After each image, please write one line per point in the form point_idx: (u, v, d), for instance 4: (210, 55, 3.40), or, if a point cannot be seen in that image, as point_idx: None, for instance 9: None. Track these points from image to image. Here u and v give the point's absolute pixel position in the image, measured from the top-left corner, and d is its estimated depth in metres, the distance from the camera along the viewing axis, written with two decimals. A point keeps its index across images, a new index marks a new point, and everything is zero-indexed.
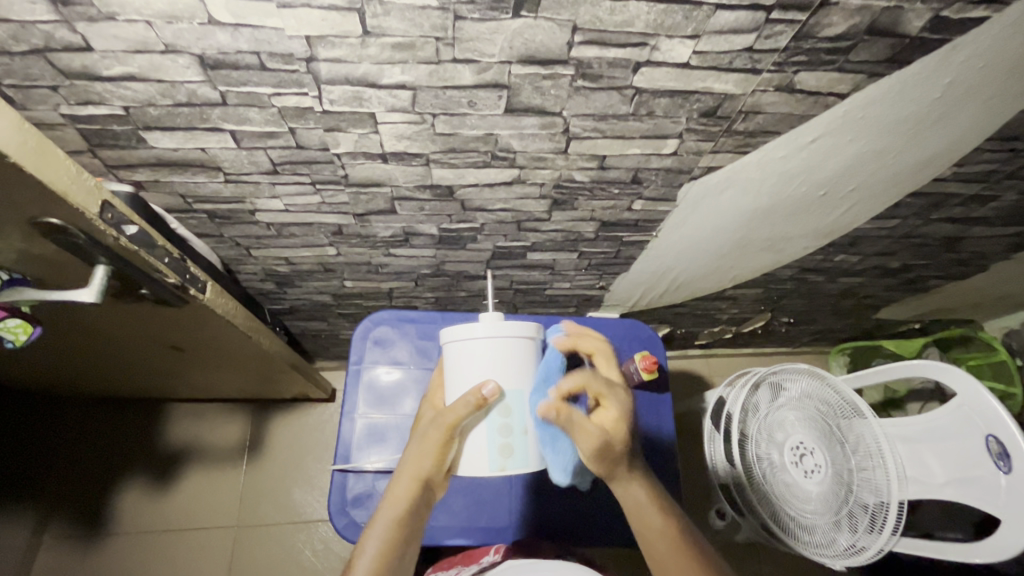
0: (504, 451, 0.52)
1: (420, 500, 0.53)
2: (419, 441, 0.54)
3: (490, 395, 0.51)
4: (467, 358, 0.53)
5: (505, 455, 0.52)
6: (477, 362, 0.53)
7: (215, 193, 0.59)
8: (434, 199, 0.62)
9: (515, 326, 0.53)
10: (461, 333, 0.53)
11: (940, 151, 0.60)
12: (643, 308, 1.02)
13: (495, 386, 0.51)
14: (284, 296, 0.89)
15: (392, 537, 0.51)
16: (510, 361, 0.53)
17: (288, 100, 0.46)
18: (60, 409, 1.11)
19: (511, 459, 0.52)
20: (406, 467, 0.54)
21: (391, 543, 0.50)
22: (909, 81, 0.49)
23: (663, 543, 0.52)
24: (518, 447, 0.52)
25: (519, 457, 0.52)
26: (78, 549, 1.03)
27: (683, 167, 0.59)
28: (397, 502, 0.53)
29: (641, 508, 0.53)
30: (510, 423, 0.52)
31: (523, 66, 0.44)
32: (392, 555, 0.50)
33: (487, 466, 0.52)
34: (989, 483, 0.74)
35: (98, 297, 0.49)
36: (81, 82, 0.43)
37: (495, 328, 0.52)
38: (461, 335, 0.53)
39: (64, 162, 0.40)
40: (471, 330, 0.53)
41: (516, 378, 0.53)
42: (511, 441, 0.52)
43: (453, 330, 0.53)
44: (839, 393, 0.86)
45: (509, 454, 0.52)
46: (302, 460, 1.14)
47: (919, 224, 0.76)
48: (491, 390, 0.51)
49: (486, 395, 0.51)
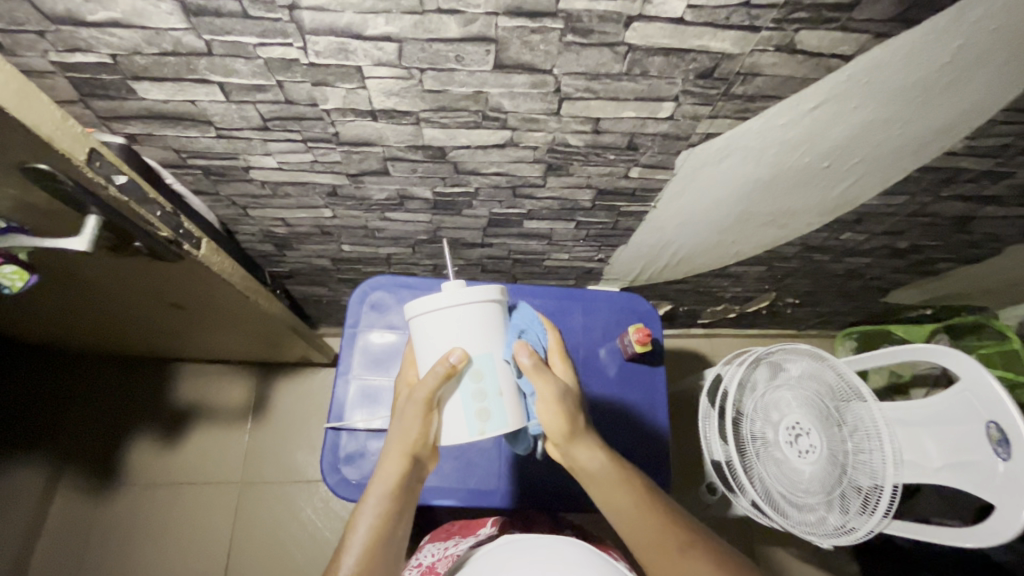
0: (481, 416, 0.54)
1: (410, 473, 0.55)
2: (401, 418, 0.55)
3: (458, 361, 0.52)
4: (436, 328, 0.54)
5: (482, 420, 0.54)
6: (444, 332, 0.54)
7: (208, 148, 0.59)
8: (427, 160, 0.62)
9: (476, 291, 0.53)
10: (425, 306, 0.53)
11: (949, 122, 0.57)
12: (642, 283, 1.01)
13: (462, 352, 0.53)
14: (284, 259, 0.90)
15: (384, 514, 0.52)
16: (476, 327, 0.54)
17: (273, 51, 0.46)
18: (74, 366, 1.15)
19: (489, 422, 0.53)
20: (394, 443, 0.55)
21: (383, 520, 0.52)
22: (917, 45, 0.47)
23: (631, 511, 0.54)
24: (495, 410, 0.54)
25: (496, 419, 0.54)
26: (93, 497, 1.08)
27: (681, 132, 0.57)
28: (386, 477, 0.54)
29: (605, 481, 0.55)
30: (484, 387, 0.54)
31: (510, 18, 0.43)
32: (386, 529, 0.52)
33: (468, 432, 0.53)
34: (987, 469, 0.73)
35: (89, 246, 0.49)
36: (67, 28, 0.43)
37: (457, 296, 0.53)
38: (425, 308, 0.54)
39: (49, 107, 0.40)
40: (435, 301, 0.53)
41: (483, 342, 0.54)
42: (487, 404, 0.54)
43: (416, 305, 0.54)
44: (839, 373, 0.85)
45: (486, 417, 0.54)
46: (305, 423, 1.17)
47: (928, 202, 0.74)
48: (458, 356, 0.53)
49: (454, 362, 0.52)
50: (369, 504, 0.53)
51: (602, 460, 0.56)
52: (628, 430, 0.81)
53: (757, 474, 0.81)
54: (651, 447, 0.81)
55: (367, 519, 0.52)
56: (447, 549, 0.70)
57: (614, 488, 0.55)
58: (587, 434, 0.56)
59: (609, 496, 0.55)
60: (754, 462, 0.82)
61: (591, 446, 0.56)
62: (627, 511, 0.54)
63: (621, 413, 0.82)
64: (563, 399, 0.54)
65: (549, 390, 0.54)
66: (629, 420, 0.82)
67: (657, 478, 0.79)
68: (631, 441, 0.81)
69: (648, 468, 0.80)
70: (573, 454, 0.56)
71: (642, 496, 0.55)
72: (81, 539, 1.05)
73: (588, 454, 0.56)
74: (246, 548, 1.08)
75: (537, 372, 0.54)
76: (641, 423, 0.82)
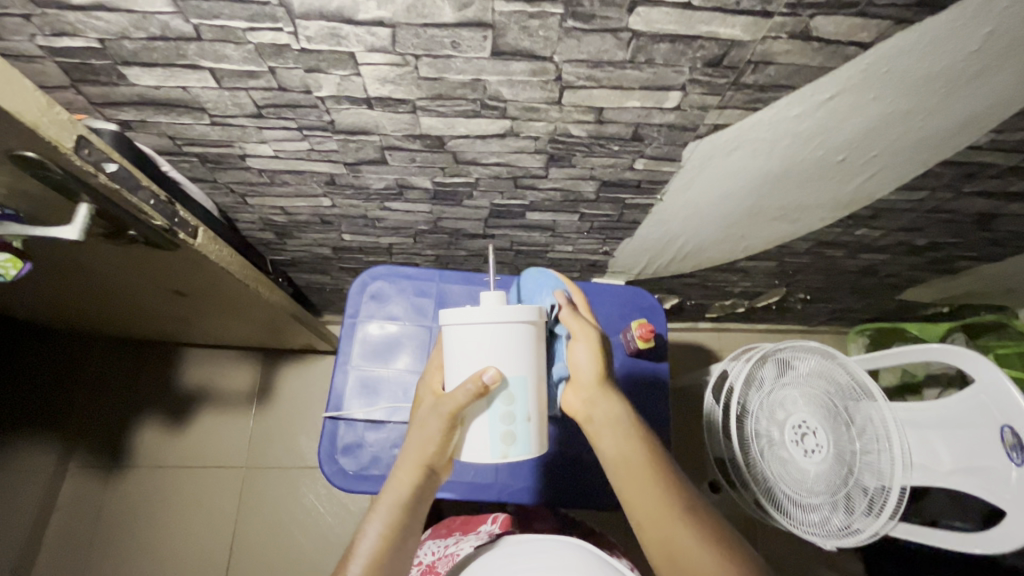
0: (505, 439, 0.53)
1: (424, 485, 0.55)
2: (420, 428, 0.55)
3: (491, 381, 0.51)
4: (466, 341, 0.52)
5: (506, 443, 0.53)
6: (478, 346, 0.52)
7: (204, 136, 0.58)
8: (425, 149, 0.60)
9: (519, 311, 0.51)
10: (460, 317, 0.51)
11: (975, 115, 0.54)
12: (648, 277, 0.99)
13: (496, 372, 0.51)
14: (285, 247, 0.89)
15: (394, 523, 0.52)
16: (512, 347, 0.52)
17: (264, 36, 0.44)
18: (82, 347, 1.16)
19: (513, 446, 0.53)
20: (410, 454, 0.55)
21: (393, 529, 0.52)
22: (945, 31, 0.44)
23: (636, 469, 0.53)
24: (520, 435, 0.53)
25: (521, 443, 0.53)
26: (102, 478, 1.10)
27: (688, 123, 0.55)
28: (399, 487, 0.54)
29: (620, 433, 0.55)
30: (512, 411, 0.53)
31: (507, 3, 0.41)
32: (395, 539, 0.51)
33: (490, 454, 0.52)
34: (999, 474, 0.71)
35: (81, 234, 0.49)
36: (53, 11, 0.42)
37: (495, 313, 0.50)
38: (461, 319, 0.51)
39: (35, 93, 0.39)
40: (471, 314, 0.50)
41: (518, 365, 0.52)
42: (513, 428, 0.53)
43: (452, 313, 0.51)
44: (850, 372, 0.82)
45: (511, 441, 0.53)
46: (308, 410, 1.18)
47: (949, 198, 0.70)
48: (491, 376, 0.51)
49: (486, 382, 0.51)
50: (380, 512, 0.53)
51: (623, 415, 0.56)
52: None
53: (760, 471, 0.80)
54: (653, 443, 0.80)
55: (377, 527, 0.52)
56: (450, 547, 0.70)
57: (629, 442, 0.55)
58: (616, 390, 0.57)
59: (618, 446, 0.55)
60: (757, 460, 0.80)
61: (619, 403, 0.56)
62: (639, 479, 0.53)
63: None
64: (599, 340, 0.57)
65: (583, 328, 0.58)
66: None
67: None
68: None
69: None
70: (597, 405, 0.56)
71: (653, 464, 0.54)
72: (89, 517, 1.08)
73: (613, 407, 0.56)
74: (251, 532, 1.09)
75: (572, 317, 0.59)
76: (642, 420, 0.81)
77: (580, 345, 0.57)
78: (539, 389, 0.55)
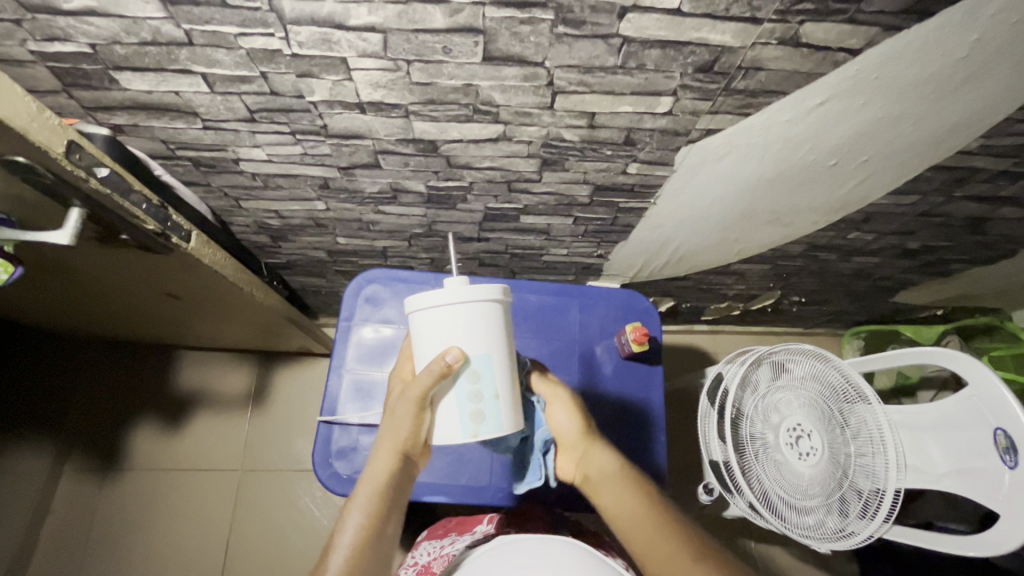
0: (475, 418, 0.53)
1: (401, 472, 0.55)
2: (392, 415, 0.55)
3: (455, 361, 0.51)
4: (432, 325, 0.52)
5: (476, 422, 0.53)
6: (442, 329, 0.52)
7: (197, 140, 0.58)
8: (418, 154, 0.60)
9: (480, 289, 0.51)
10: (424, 301, 0.51)
11: (964, 119, 0.54)
12: (643, 280, 0.99)
13: (459, 351, 0.51)
14: (280, 250, 0.89)
15: (373, 513, 0.51)
16: (476, 326, 0.52)
17: (255, 41, 0.44)
18: (77, 350, 1.16)
19: (483, 425, 0.53)
20: (384, 441, 0.55)
21: (373, 518, 0.51)
22: (933, 36, 0.44)
23: (639, 515, 0.56)
24: (490, 413, 0.53)
25: (491, 421, 0.53)
26: (96, 482, 1.09)
27: (679, 128, 0.55)
28: (376, 475, 0.54)
29: (613, 482, 0.59)
30: (480, 390, 0.53)
31: (497, 9, 0.41)
32: (375, 529, 0.51)
33: (460, 433, 0.53)
34: (992, 477, 0.71)
35: (73, 239, 0.48)
36: (43, 16, 0.42)
37: (458, 294, 0.51)
38: (425, 304, 0.51)
39: (23, 98, 0.39)
40: (435, 297, 0.51)
41: (484, 343, 0.52)
42: (482, 407, 0.53)
43: (416, 298, 0.51)
44: (844, 374, 0.82)
45: (481, 420, 0.53)
46: (304, 413, 1.17)
47: (941, 202, 0.71)
48: (455, 356, 0.51)
49: (450, 362, 0.51)
50: (358, 503, 0.52)
51: (615, 464, 0.60)
52: (623, 429, 0.80)
53: (754, 476, 0.81)
54: (648, 446, 0.80)
55: (356, 518, 0.51)
56: (444, 548, 0.70)
57: (626, 493, 0.58)
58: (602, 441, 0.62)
59: (616, 493, 0.58)
60: (751, 463, 0.80)
61: (608, 453, 0.61)
62: (643, 523, 0.55)
63: (617, 412, 0.81)
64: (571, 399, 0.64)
65: (554, 391, 0.64)
66: (626, 421, 0.81)
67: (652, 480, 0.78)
68: (625, 442, 0.80)
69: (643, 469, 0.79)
70: (587, 461, 0.61)
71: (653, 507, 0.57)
72: (84, 521, 1.07)
73: (604, 458, 0.60)
74: (246, 535, 1.09)
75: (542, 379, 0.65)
76: (638, 424, 0.81)
77: (558, 406, 0.64)
78: (508, 366, 0.55)
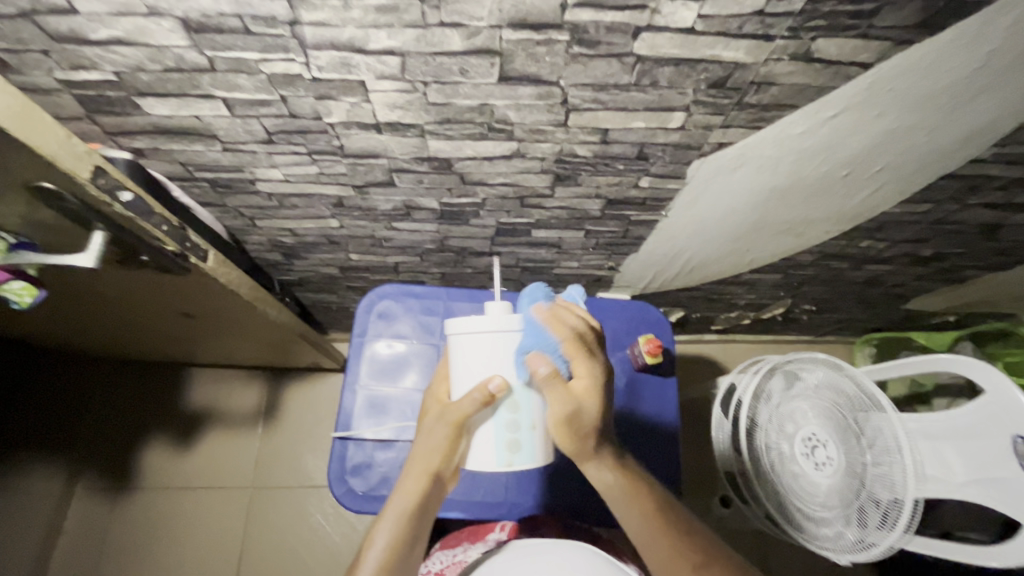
0: (510, 447, 0.53)
1: (431, 494, 0.55)
2: (426, 437, 0.55)
3: (496, 391, 0.50)
4: (472, 349, 0.51)
5: (511, 451, 0.53)
6: (483, 355, 0.51)
7: (215, 162, 0.59)
8: (433, 171, 0.61)
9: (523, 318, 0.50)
10: (465, 326, 0.50)
11: (977, 130, 0.55)
12: (653, 291, 0.99)
13: (502, 381, 0.50)
14: (293, 267, 0.90)
15: (401, 533, 0.53)
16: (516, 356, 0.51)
17: (276, 66, 0.45)
18: (90, 368, 1.16)
19: (518, 455, 0.53)
20: (416, 462, 0.55)
21: (400, 538, 0.52)
22: (946, 49, 0.45)
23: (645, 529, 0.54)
24: (525, 443, 0.53)
25: (526, 452, 0.53)
26: (108, 501, 1.09)
27: (692, 142, 0.56)
28: (406, 495, 0.54)
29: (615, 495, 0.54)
30: (517, 419, 0.52)
31: (515, 31, 0.42)
32: (402, 549, 0.52)
33: (495, 461, 0.52)
34: (1013, 485, 0.70)
35: (96, 262, 0.49)
36: (71, 46, 0.43)
37: (500, 321, 0.50)
38: (466, 328, 0.50)
39: (54, 128, 0.40)
40: (477, 322, 0.50)
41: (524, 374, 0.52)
42: (518, 437, 0.52)
43: (458, 322, 0.51)
44: (858, 383, 0.80)
45: (516, 449, 0.53)
46: (315, 428, 1.17)
47: (953, 210, 0.71)
48: (497, 385, 0.50)
49: (492, 391, 0.50)
50: (386, 520, 0.54)
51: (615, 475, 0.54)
52: (638, 442, 0.80)
53: (770, 485, 0.82)
54: (664, 458, 0.79)
55: (385, 535, 0.53)
56: (458, 557, 0.70)
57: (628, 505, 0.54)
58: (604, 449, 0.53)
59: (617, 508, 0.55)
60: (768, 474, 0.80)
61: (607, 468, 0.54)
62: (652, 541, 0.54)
63: (632, 425, 0.80)
64: (573, 411, 0.49)
65: (555, 395, 0.49)
66: (640, 433, 0.80)
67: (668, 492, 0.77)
68: (639, 454, 0.79)
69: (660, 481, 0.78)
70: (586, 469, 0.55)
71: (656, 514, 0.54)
72: (96, 541, 1.07)
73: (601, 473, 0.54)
74: (258, 552, 1.08)
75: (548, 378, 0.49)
76: (653, 435, 0.80)
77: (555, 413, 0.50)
78: None
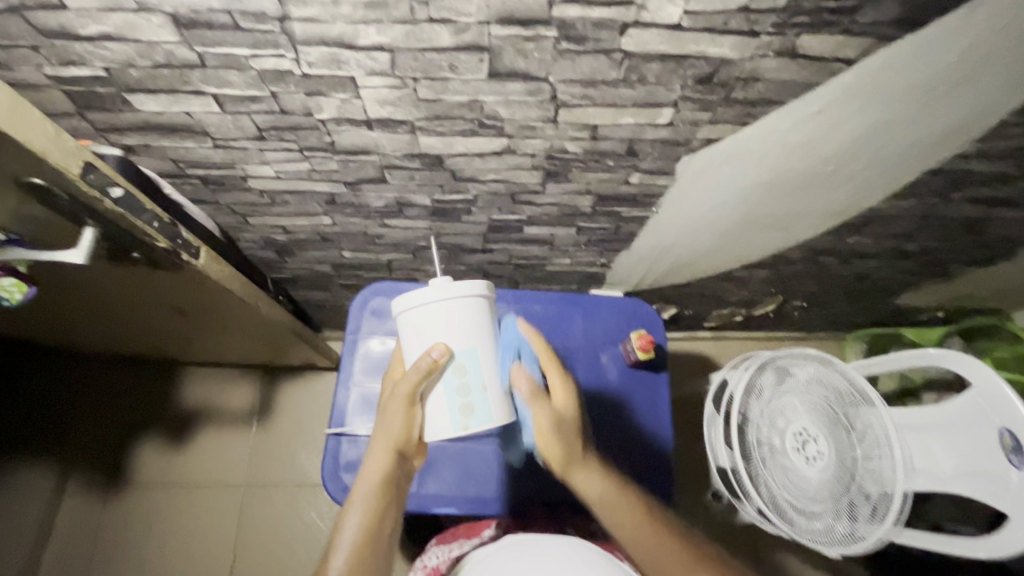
0: (465, 411, 0.56)
1: (396, 469, 0.56)
2: (382, 414, 0.57)
3: (440, 356, 0.54)
4: (420, 323, 0.56)
5: (466, 415, 0.56)
6: (430, 327, 0.56)
7: (206, 158, 0.59)
8: (425, 168, 0.61)
9: (463, 287, 0.55)
10: (411, 301, 0.55)
11: (958, 125, 0.56)
12: (645, 288, 1.00)
13: (444, 347, 0.55)
14: (285, 265, 0.90)
15: (370, 512, 0.52)
16: (458, 322, 0.56)
17: (266, 62, 0.45)
18: (83, 367, 1.16)
19: (473, 417, 0.56)
20: (376, 442, 0.56)
21: (371, 517, 0.52)
22: (927, 44, 0.45)
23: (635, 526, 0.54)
24: (478, 405, 0.56)
25: (480, 413, 0.56)
26: (100, 500, 1.09)
27: (680, 138, 0.56)
28: (371, 475, 0.55)
29: (605, 502, 0.55)
30: (467, 382, 0.56)
31: (503, 26, 0.42)
32: (375, 524, 0.52)
33: (452, 426, 0.56)
34: (1000, 478, 0.71)
35: (85, 258, 0.50)
36: (61, 42, 0.43)
37: (443, 291, 0.55)
38: (412, 303, 0.55)
39: (43, 121, 0.40)
40: (421, 296, 0.55)
41: (465, 338, 0.56)
42: (470, 400, 0.56)
43: (404, 299, 0.56)
44: (846, 377, 0.83)
45: (470, 412, 0.56)
46: (308, 427, 1.17)
47: (938, 205, 0.72)
48: (440, 351, 0.54)
49: (436, 357, 0.54)
50: (355, 504, 0.53)
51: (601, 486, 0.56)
52: (630, 437, 0.80)
53: (763, 482, 0.79)
54: (655, 453, 0.80)
55: (354, 519, 0.52)
56: (452, 553, 0.69)
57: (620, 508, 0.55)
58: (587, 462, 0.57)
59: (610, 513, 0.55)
60: (759, 469, 0.80)
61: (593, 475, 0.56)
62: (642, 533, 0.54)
63: (623, 420, 0.81)
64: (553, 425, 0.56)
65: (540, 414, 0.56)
66: (631, 430, 0.81)
67: (659, 487, 0.78)
68: (629, 449, 0.79)
69: (651, 476, 0.78)
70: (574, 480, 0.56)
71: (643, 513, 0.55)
72: (87, 541, 1.06)
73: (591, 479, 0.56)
74: (252, 551, 1.08)
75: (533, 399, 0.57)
76: (644, 432, 0.81)
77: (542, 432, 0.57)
78: (494, 360, 0.57)
